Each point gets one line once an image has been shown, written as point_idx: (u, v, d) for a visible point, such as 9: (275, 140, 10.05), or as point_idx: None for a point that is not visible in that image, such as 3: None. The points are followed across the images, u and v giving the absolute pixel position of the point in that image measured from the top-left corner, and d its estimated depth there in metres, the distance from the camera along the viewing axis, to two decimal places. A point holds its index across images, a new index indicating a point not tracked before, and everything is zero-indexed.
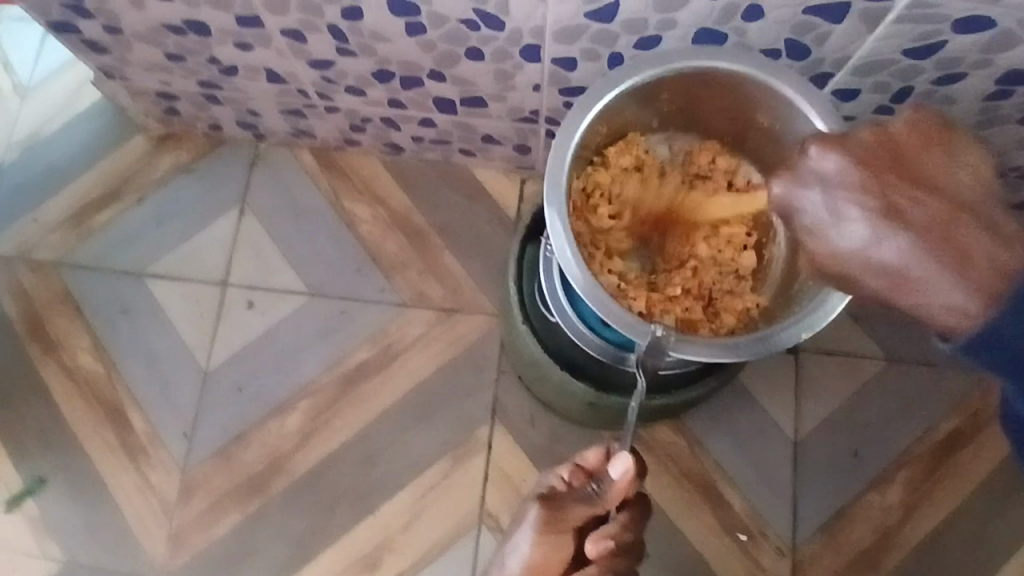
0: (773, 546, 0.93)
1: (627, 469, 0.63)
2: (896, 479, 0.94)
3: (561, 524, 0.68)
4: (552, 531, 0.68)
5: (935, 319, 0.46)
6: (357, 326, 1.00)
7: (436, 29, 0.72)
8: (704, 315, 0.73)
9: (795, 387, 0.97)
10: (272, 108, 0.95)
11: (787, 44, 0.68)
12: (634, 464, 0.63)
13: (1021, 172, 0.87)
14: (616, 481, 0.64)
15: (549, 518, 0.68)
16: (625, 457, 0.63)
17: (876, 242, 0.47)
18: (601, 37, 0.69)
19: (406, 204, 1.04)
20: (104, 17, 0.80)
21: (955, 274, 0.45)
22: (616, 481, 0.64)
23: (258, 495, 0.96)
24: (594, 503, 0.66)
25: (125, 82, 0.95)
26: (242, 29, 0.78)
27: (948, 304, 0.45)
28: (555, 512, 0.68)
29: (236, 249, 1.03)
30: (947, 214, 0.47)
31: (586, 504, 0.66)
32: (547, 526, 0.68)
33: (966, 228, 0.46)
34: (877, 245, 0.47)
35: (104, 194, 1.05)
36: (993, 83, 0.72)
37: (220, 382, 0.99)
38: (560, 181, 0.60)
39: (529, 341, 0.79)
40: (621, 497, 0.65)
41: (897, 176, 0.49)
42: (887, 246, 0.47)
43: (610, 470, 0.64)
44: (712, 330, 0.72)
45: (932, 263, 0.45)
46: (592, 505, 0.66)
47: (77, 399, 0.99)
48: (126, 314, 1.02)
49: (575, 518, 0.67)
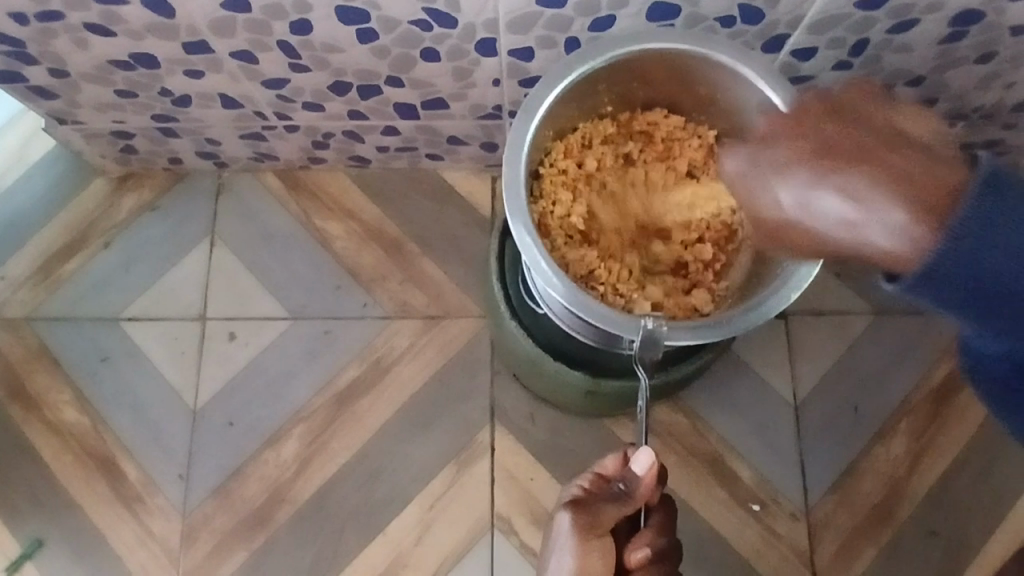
0: (786, 511, 0.93)
1: (651, 463, 0.62)
2: (898, 429, 0.95)
3: (596, 531, 0.62)
4: (590, 539, 0.62)
5: (880, 258, 0.43)
6: (344, 343, 0.99)
7: (388, 33, 0.71)
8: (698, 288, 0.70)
9: (788, 350, 0.97)
10: (231, 134, 0.93)
11: (741, 10, 0.68)
12: (657, 457, 0.62)
13: (981, 112, 0.88)
14: (642, 476, 0.62)
15: (584, 524, 0.62)
16: (646, 453, 0.62)
17: (812, 198, 0.45)
18: (555, 23, 0.68)
19: (378, 216, 1.02)
20: (48, 61, 0.78)
21: (913, 193, 0.42)
22: (642, 477, 0.62)
23: (264, 528, 0.94)
24: (625, 501, 0.62)
25: (77, 125, 0.93)
26: (191, 56, 0.76)
27: (887, 237, 0.42)
28: (589, 516, 0.62)
29: (211, 281, 1.01)
30: (877, 145, 0.45)
31: (617, 503, 0.62)
32: (582, 536, 0.62)
33: (901, 154, 0.44)
34: (823, 198, 0.44)
35: (69, 243, 1.02)
36: (946, 26, 0.72)
37: (211, 418, 0.97)
38: (518, 191, 0.59)
39: (520, 336, 0.77)
40: (648, 494, 0.63)
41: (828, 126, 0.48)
42: (830, 194, 0.44)
43: (633, 467, 0.62)
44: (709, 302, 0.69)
45: (871, 188, 0.42)
46: (624, 504, 0.62)
47: (67, 456, 0.97)
48: (106, 362, 0.99)
49: (608, 521, 0.62)
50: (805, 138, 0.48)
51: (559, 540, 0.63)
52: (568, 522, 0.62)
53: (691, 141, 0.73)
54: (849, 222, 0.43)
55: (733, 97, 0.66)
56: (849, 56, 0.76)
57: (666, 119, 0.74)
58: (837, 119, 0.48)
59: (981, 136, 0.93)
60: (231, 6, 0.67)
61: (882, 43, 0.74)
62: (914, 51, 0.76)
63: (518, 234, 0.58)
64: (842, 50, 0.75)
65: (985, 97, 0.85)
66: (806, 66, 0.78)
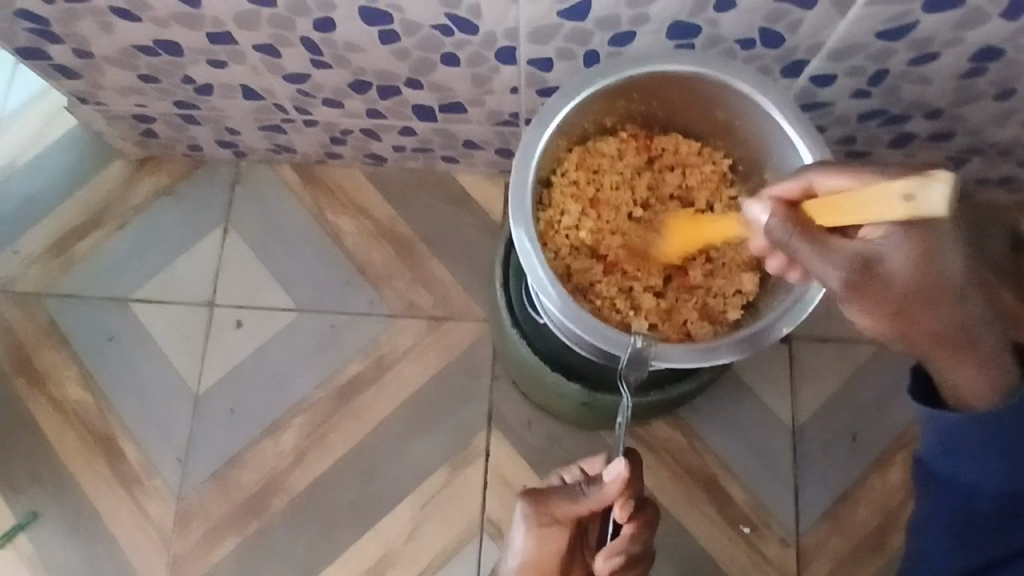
0: (777, 536, 0.93)
1: (621, 472, 0.62)
2: (896, 461, 0.94)
3: (546, 520, 0.68)
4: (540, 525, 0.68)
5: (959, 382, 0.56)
6: (348, 338, 1.00)
7: (409, 36, 0.72)
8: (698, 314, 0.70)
9: (790, 375, 0.97)
10: (250, 125, 0.95)
11: (761, 33, 0.68)
12: (629, 468, 0.61)
13: (999, 148, 0.88)
14: (610, 483, 0.63)
15: (534, 509, 0.68)
16: (618, 461, 0.62)
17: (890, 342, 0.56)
18: (575, 36, 0.69)
19: (390, 214, 1.03)
20: (76, 43, 0.80)
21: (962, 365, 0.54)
22: (609, 483, 0.63)
23: (256, 517, 0.95)
24: (578, 500, 0.65)
25: (100, 107, 0.94)
26: (214, 46, 0.77)
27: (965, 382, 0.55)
28: (540, 502, 0.67)
29: (221, 269, 1.02)
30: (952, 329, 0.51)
31: (571, 499, 0.66)
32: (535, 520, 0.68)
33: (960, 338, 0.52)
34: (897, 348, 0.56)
35: (86, 222, 1.04)
36: (967, 61, 0.72)
37: (212, 404, 0.98)
38: (525, 201, 0.59)
39: (519, 344, 0.78)
40: (613, 502, 0.64)
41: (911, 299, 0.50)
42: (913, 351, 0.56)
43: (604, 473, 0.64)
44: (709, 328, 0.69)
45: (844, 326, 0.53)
46: (581, 504, 0.65)
47: (69, 431, 0.98)
48: (114, 341, 1.01)
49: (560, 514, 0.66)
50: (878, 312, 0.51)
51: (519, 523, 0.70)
52: (525, 509, 0.69)
53: (705, 166, 0.73)
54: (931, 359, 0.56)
55: (748, 123, 0.67)
56: (868, 85, 0.76)
57: (681, 144, 0.74)
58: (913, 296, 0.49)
59: (997, 172, 0.93)
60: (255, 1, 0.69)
61: (901, 74, 0.74)
62: (934, 84, 0.76)
63: (521, 244, 0.58)
64: (861, 78, 0.75)
65: (1003, 133, 0.85)
66: (824, 93, 0.78)
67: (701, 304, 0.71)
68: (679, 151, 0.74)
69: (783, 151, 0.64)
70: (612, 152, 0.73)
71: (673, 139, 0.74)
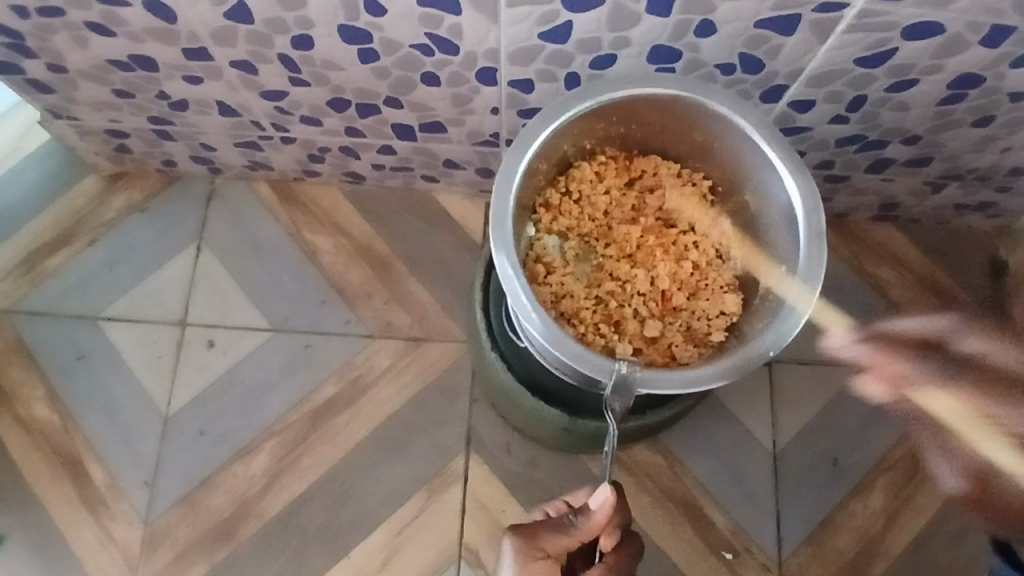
0: (758, 562, 0.91)
1: (608, 498, 0.61)
2: (875, 486, 0.94)
3: (536, 555, 0.61)
4: (529, 563, 0.61)
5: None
6: (324, 359, 0.98)
7: (388, 55, 0.71)
8: (684, 339, 0.69)
9: (771, 398, 0.96)
10: (226, 141, 0.93)
11: (742, 58, 0.68)
12: (616, 493, 0.61)
13: (976, 174, 0.89)
14: (597, 510, 0.62)
15: (523, 547, 0.61)
16: (605, 487, 0.61)
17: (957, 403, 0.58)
18: (556, 58, 0.68)
19: (368, 233, 1.02)
20: (48, 56, 0.78)
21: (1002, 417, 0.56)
22: (594, 511, 0.62)
23: (227, 543, 0.92)
24: (569, 531, 0.62)
25: (72, 121, 0.92)
26: (190, 62, 0.76)
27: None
28: (528, 539, 0.62)
29: (194, 287, 1.00)
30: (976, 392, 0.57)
31: (561, 532, 0.62)
32: (523, 559, 0.61)
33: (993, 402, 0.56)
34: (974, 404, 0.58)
35: (55, 237, 1.01)
36: (944, 88, 0.72)
37: (183, 426, 0.95)
38: (506, 222, 0.58)
39: (499, 368, 0.77)
40: (602, 529, 0.62)
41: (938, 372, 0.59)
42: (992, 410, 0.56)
43: (591, 501, 0.62)
44: (695, 354, 0.68)
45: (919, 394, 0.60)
46: (568, 534, 0.62)
47: (34, 453, 0.95)
48: (82, 360, 0.98)
49: (550, 548, 0.62)
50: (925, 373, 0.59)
51: (502, 562, 0.62)
52: (512, 543, 0.62)
53: (685, 189, 0.73)
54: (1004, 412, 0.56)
55: (728, 146, 0.66)
56: (846, 110, 0.77)
57: (661, 165, 0.73)
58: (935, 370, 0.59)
59: (975, 197, 0.94)
60: (233, 17, 0.67)
61: (880, 100, 0.75)
62: (912, 111, 0.77)
63: (501, 266, 0.57)
64: (839, 104, 0.76)
65: (981, 160, 0.86)
66: (803, 118, 0.78)
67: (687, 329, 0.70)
68: (659, 174, 0.73)
69: (765, 174, 0.64)
70: (592, 174, 0.72)
71: (653, 161, 0.73)
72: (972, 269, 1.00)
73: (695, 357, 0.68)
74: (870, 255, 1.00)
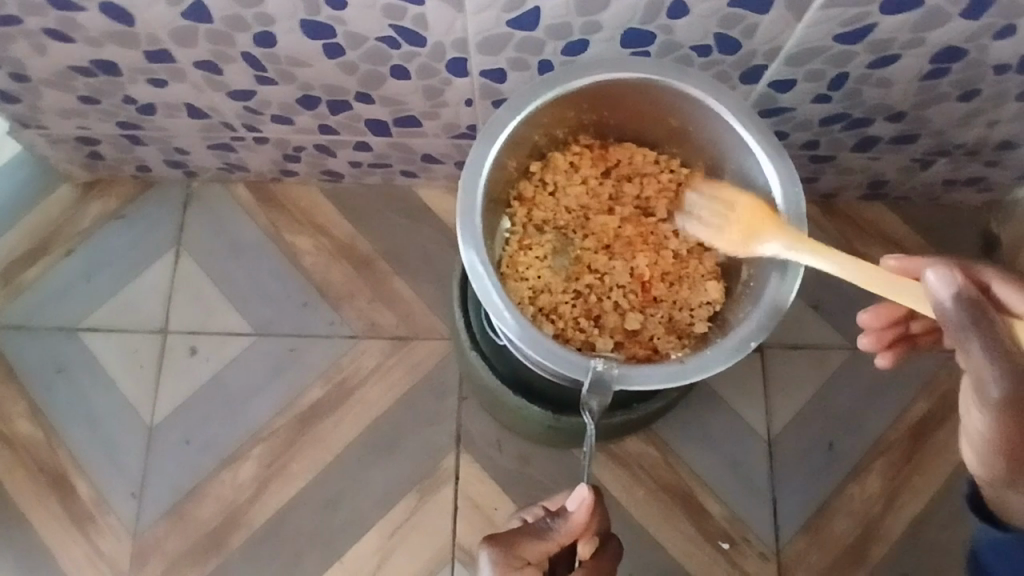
0: (756, 551, 0.90)
1: (585, 498, 0.60)
2: (873, 468, 0.92)
3: (516, 564, 0.60)
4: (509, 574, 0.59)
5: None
6: (308, 362, 0.96)
7: (355, 49, 0.69)
8: (668, 331, 0.68)
9: (763, 384, 0.95)
10: (199, 144, 0.91)
11: (717, 39, 0.66)
12: (593, 493, 0.59)
13: (964, 149, 0.87)
14: (574, 511, 0.61)
15: (500, 558, 0.59)
16: (581, 486, 0.60)
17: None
18: (527, 45, 0.66)
19: (349, 232, 1.00)
20: (7, 64, 0.76)
21: None
22: (574, 512, 0.61)
23: (217, 552, 0.91)
24: (547, 536, 0.61)
25: (41, 130, 0.90)
26: (152, 65, 0.74)
27: None
28: (506, 549, 0.60)
29: (174, 294, 0.98)
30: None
31: (539, 537, 0.61)
32: (502, 570, 0.59)
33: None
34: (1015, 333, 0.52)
35: (31, 249, 0.99)
36: (928, 62, 0.71)
37: (168, 435, 0.94)
38: (474, 219, 0.57)
39: (480, 366, 0.75)
40: (581, 531, 0.61)
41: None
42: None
43: (568, 503, 0.61)
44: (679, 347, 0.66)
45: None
46: (547, 539, 0.61)
47: (18, 469, 0.93)
48: (62, 372, 0.96)
49: (529, 555, 0.60)
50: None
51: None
52: (490, 554, 0.60)
53: (663, 175, 0.71)
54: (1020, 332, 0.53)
55: (705, 130, 0.64)
56: (829, 89, 0.75)
57: (638, 153, 0.71)
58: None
59: (964, 172, 0.92)
60: (191, 17, 0.65)
61: (862, 76, 0.73)
62: (896, 86, 0.75)
63: (471, 264, 0.55)
64: (822, 82, 0.74)
65: (969, 134, 0.84)
66: (784, 98, 0.76)
67: (671, 321, 0.68)
68: (636, 162, 0.71)
69: (743, 157, 0.62)
70: (567, 165, 0.70)
71: (629, 149, 0.71)
72: (964, 246, 0.99)
73: (678, 350, 0.66)
74: (860, 235, 0.99)
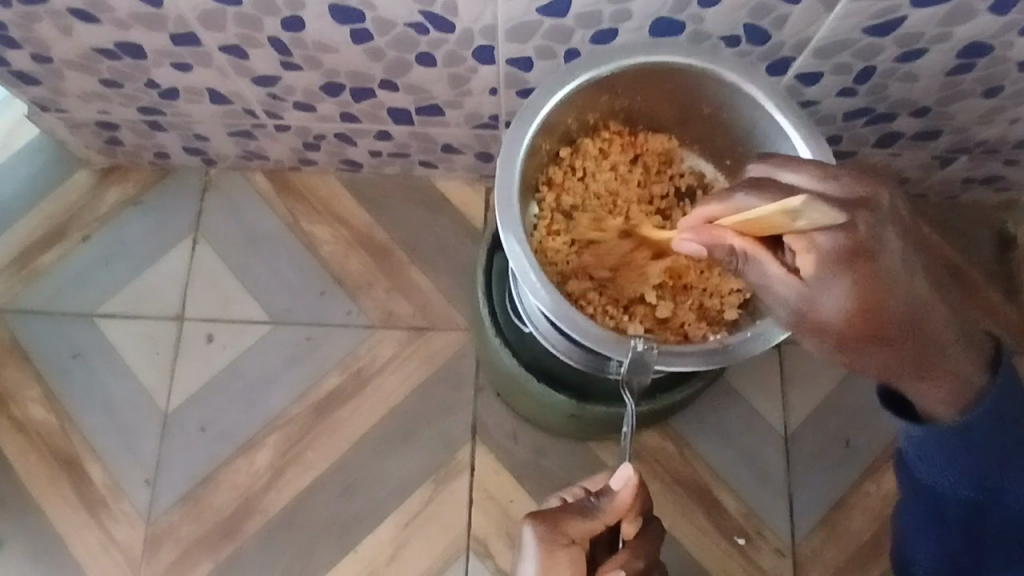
0: (772, 547, 0.90)
1: (629, 478, 0.61)
2: (889, 466, 0.92)
3: (562, 541, 0.60)
4: (555, 550, 0.60)
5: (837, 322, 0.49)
6: (325, 351, 0.96)
7: (383, 35, 0.69)
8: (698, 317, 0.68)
9: (780, 380, 0.94)
10: (219, 131, 0.91)
11: (746, 30, 0.66)
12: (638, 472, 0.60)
13: (985, 147, 0.87)
14: (619, 491, 0.62)
15: (547, 533, 0.60)
16: (625, 466, 0.61)
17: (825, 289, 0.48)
18: (557, 33, 0.66)
19: (367, 222, 1.00)
20: (32, 46, 0.76)
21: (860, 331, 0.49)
22: (618, 491, 0.62)
23: (232, 539, 0.91)
24: (593, 514, 0.61)
25: (61, 114, 0.90)
26: (178, 48, 0.74)
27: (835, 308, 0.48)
28: (552, 525, 0.61)
29: (191, 281, 0.98)
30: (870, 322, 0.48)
31: (584, 516, 0.62)
32: (548, 545, 0.60)
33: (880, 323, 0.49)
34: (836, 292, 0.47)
35: (47, 235, 0.99)
36: (955, 57, 0.70)
37: (184, 422, 0.94)
38: (510, 199, 0.57)
39: (504, 354, 0.75)
40: (625, 511, 0.62)
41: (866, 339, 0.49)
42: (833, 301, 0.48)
43: (612, 482, 0.62)
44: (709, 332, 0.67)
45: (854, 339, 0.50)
46: (592, 517, 0.61)
47: (33, 454, 0.93)
48: (78, 358, 0.96)
49: (574, 532, 0.61)
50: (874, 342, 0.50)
51: (526, 551, 0.61)
52: (536, 529, 0.61)
53: None
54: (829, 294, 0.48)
55: (738, 117, 0.64)
56: (854, 83, 0.75)
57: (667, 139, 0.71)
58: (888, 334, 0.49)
59: (984, 170, 0.92)
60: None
61: (889, 71, 0.73)
62: (921, 81, 0.74)
63: (508, 245, 0.56)
64: (848, 76, 0.73)
65: (991, 132, 0.84)
66: (809, 91, 0.76)
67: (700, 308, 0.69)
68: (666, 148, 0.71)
69: (776, 145, 0.62)
70: (597, 151, 0.70)
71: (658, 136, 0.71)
72: (983, 245, 0.98)
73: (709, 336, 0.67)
74: None
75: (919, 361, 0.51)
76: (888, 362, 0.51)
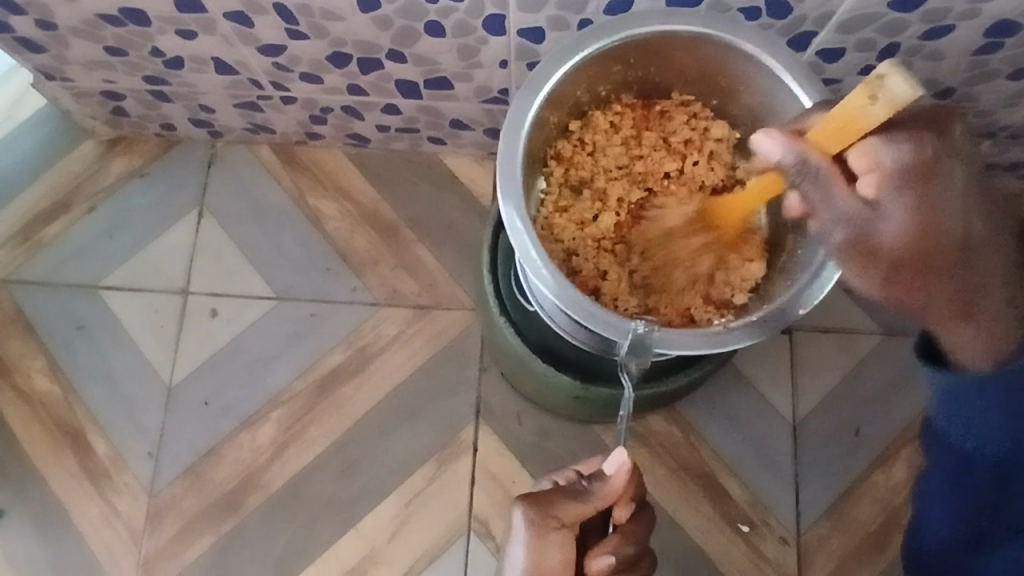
0: (776, 535, 0.89)
1: (624, 462, 0.59)
2: (899, 455, 0.91)
3: (552, 524, 0.59)
4: (544, 534, 0.59)
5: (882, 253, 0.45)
6: (329, 327, 0.95)
7: (390, 3, 0.67)
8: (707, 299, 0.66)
9: (791, 367, 0.93)
10: (225, 102, 0.90)
11: (766, 2, 0.63)
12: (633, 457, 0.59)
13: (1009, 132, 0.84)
14: (613, 475, 0.60)
15: (535, 517, 0.59)
16: (620, 450, 0.59)
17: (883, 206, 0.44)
18: (569, 3, 0.64)
19: (373, 198, 0.98)
20: (36, 12, 0.75)
21: (906, 267, 0.45)
22: (612, 475, 0.60)
23: (233, 514, 0.90)
24: (585, 498, 0.60)
25: (66, 82, 0.89)
26: (182, 14, 0.72)
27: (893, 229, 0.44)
28: (542, 509, 0.60)
29: (196, 255, 0.97)
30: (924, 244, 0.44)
31: (576, 500, 0.60)
32: (538, 528, 0.59)
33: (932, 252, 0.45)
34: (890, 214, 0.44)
35: (53, 206, 0.98)
36: (982, 35, 0.68)
37: (187, 396, 0.93)
38: (515, 171, 0.55)
39: (509, 334, 0.74)
40: (618, 496, 0.60)
41: (920, 278, 0.45)
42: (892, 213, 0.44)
43: (606, 466, 0.60)
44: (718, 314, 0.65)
45: (906, 270, 0.45)
46: (584, 501, 0.60)
47: (35, 425, 0.93)
48: (82, 330, 0.95)
49: (565, 516, 0.60)
50: (931, 278, 0.45)
51: (515, 534, 0.60)
52: (525, 511, 0.60)
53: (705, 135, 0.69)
54: (887, 208, 0.44)
55: (755, 89, 0.62)
56: (878, 60, 0.72)
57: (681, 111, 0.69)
58: (939, 272, 0.45)
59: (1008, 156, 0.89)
60: None
61: (913, 48, 0.70)
62: (946, 60, 0.72)
63: (510, 221, 0.54)
64: (871, 52, 0.71)
65: (1017, 115, 0.81)
66: (830, 69, 0.73)
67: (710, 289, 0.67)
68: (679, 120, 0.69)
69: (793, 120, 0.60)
70: (608, 124, 0.68)
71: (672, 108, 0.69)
72: None
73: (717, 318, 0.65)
74: None
75: (968, 307, 0.47)
76: (930, 300, 0.47)
